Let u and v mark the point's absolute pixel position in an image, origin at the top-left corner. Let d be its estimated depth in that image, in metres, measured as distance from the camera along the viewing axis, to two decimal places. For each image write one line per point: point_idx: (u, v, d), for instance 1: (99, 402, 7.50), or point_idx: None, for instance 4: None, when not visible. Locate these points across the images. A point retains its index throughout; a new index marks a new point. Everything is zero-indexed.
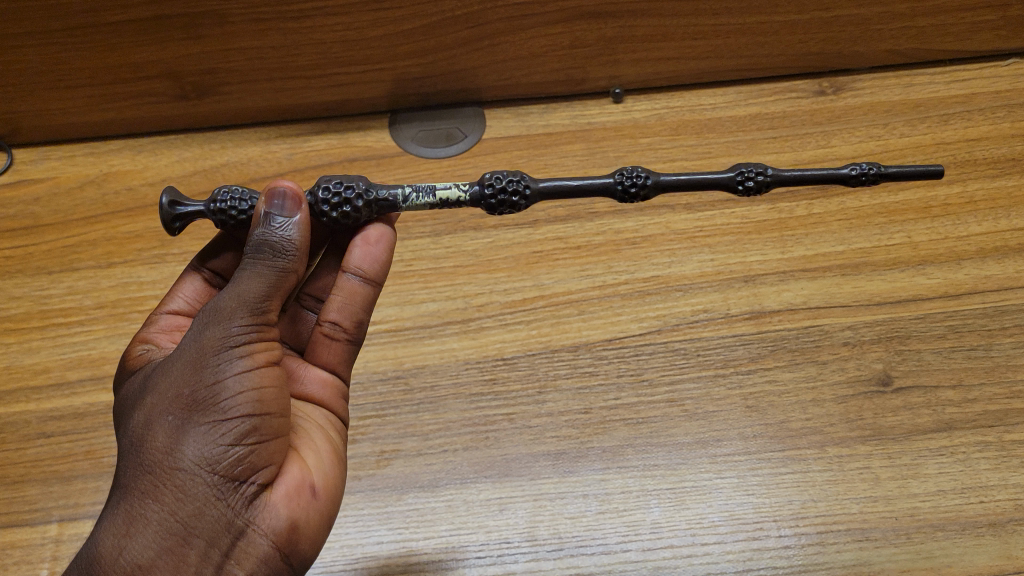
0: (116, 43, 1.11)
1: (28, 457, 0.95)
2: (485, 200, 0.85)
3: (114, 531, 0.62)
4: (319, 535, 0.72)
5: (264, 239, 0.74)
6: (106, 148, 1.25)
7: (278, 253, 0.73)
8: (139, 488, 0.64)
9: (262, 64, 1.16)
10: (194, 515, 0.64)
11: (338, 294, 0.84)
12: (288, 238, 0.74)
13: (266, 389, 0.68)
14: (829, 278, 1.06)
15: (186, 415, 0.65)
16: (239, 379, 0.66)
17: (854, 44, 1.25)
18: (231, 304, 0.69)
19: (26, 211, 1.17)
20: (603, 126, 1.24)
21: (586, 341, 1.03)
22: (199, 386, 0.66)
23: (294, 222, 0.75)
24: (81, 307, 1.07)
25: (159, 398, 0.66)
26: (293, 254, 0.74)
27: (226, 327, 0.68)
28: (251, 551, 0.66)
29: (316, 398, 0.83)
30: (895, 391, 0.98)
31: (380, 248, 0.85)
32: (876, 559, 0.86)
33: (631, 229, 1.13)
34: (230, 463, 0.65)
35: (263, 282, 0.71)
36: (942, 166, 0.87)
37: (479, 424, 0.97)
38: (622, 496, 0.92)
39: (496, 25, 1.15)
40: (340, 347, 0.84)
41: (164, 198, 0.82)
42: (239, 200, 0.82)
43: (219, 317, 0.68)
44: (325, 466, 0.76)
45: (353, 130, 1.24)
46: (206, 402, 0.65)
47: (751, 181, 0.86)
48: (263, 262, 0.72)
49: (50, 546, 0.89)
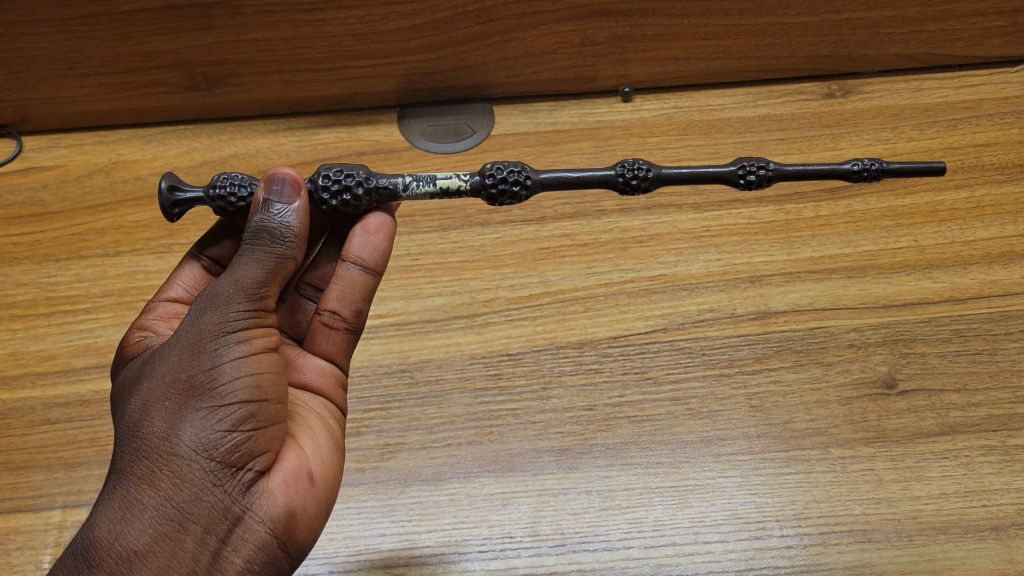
0: (128, 32, 1.12)
1: (33, 443, 0.95)
2: (485, 189, 0.85)
3: (110, 516, 0.61)
4: (316, 523, 0.72)
5: (263, 225, 0.74)
6: (115, 138, 1.25)
7: (276, 239, 0.74)
8: (135, 473, 0.63)
9: (273, 56, 1.16)
10: (191, 501, 0.63)
11: (338, 283, 0.83)
12: (287, 225, 0.74)
13: (263, 375, 0.68)
14: (836, 279, 1.07)
15: (183, 400, 0.65)
16: (237, 365, 0.67)
17: (864, 48, 1.25)
18: (230, 290, 0.69)
19: (34, 198, 1.18)
20: (612, 124, 1.24)
21: (591, 338, 1.03)
22: (197, 371, 0.66)
23: (293, 208, 0.76)
24: (88, 295, 1.07)
25: (156, 384, 0.66)
26: (291, 241, 0.74)
27: (224, 312, 0.68)
28: (247, 539, 0.66)
29: (314, 387, 0.83)
30: (899, 393, 0.98)
31: (381, 237, 0.85)
32: (879, 561, 0.86)
33: (639, 227, 1.13)
34: (227, 448, 0.65)
35: (261, 268, 0.71)
36: (944, 164, 0.87)
37: (482, 419, 0.97)
38: (625, 493, 0.92)
39: (507, 22, 1.15)
40: (339, 336, 0.84)
41: (164, 183, 0.82)
42: (238, 186, 0.82)
43: (218, 303, 0.68)
44: (322, 454, 0.76)
45: (361, 123, 1.25)
46: (203, 387, 0.65)
47: (753, 175, 0.86)
48: (262, 248, 0.73)
49: (54, 531, 0.89)
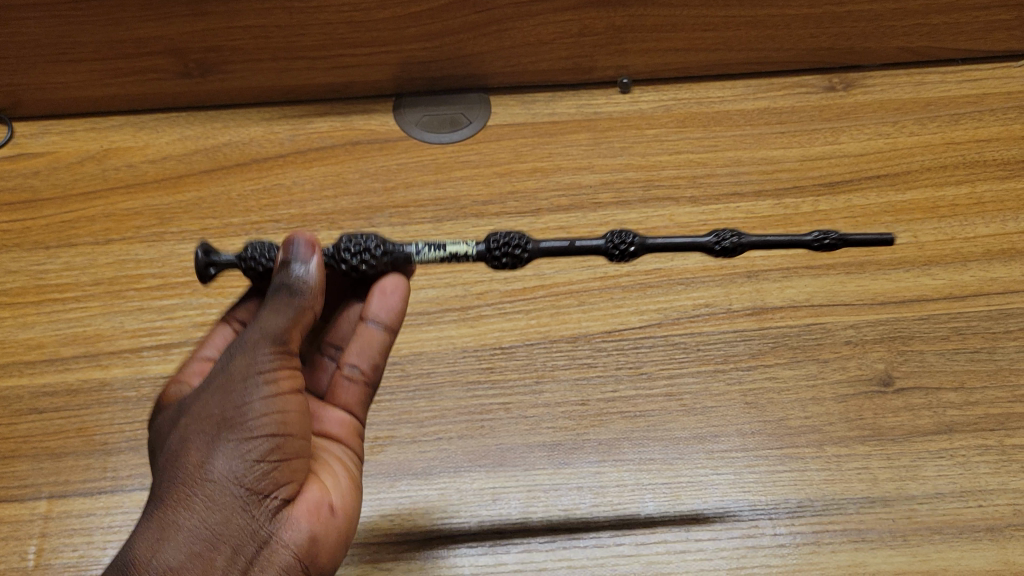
0: (120, 17, 1.10)
1: (20, 432, 0.94)
2: (491, 254, 0.86)
3: (146, 538, 0.61)
4: (339, 557, 0.71)
5: (285, 282, 0.73)
6: (107, 124, 1.23)
7: (298, 293, 0.73)
8: (170, 499, 0.63)
9: (267, 43, 1.15)
10: (222, 524, 0.63)
11: (357, 339, 0.82)
12: (308, 279, 0.74)
13: (291, 413, 0.68)
14: (833, 275, 1.06)
15: (216, 432, 0.65)
16: (266, 400, 0.66)
17: (866, 40, 1.23)
18: (258, 334, 0.69)
19: (25, 185, 1.16)
20: (609, 116, 1.22)
21: (585, 332, 1.02)
22: (229, 406, 0.66)
23: (313, 265, 0.75)
24: (78, 283, 1.06)
25: (192, 420, 0.66)
26: (312, 295, 0.74)
27: (254, 354, 0.68)
28: (275, 564, 0.64)
29: (335, 437, 0.80)
30: (896, 391, 0.97)
31: (396, 297, 0.83)
32: (872, 561, 0.85)
33: (635, 220, 1.11)
34: (257, 476, 0.65)
35: (286, 317, 0.71)
36: (894, 235, 0.85)
37: (474, 413, 0.96)
38: (617, 489, 0.90)
39: (504, 11, 1.14)
40: (359, 389, 0.81)
41: (198, 249, 0.82)
42: (266, 253, 0.82)
43: (247, 346, 0.68)
44: (346, 494, 0.75)
45: (357, 112, 1.23)
46: (236, 420, 0.65)
47: (725, 243, 0.86)
48: (283, 302, 0.72)
49: (39, 522, 0.88)
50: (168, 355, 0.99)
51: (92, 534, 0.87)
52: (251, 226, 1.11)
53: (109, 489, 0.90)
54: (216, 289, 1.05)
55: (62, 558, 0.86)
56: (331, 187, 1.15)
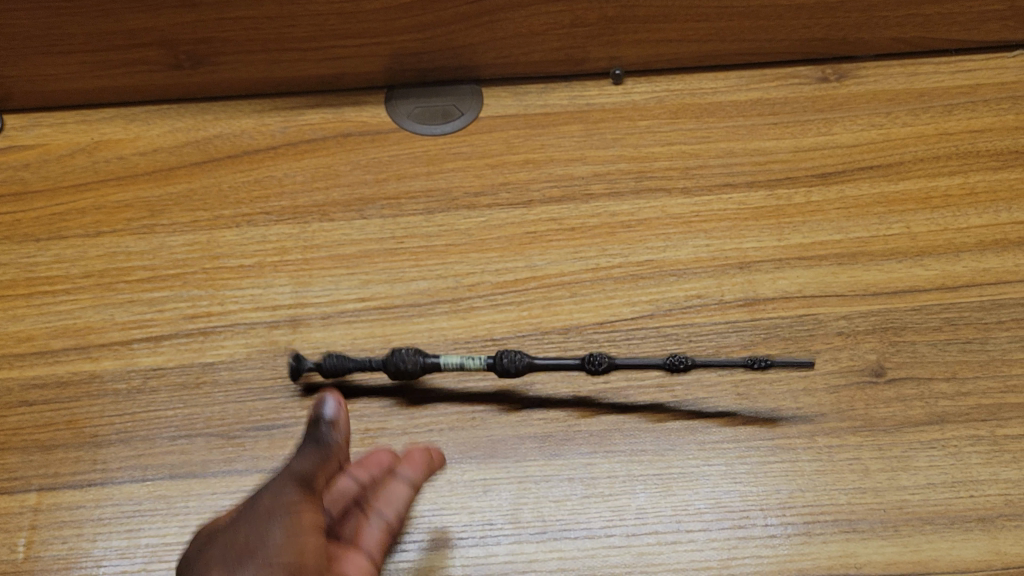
0: (110, 8, 1.10)
1: (9, 424, 0.94)
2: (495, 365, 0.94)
3: None
4: None
5: (314, 427, 0.67)
6: (97, 116, 1.22)
7: (326, 437, 0.66)
8: None
9: (258, 34, 1.14)
10: None
11: (383, 492, 0.79)
12: (340, 423, 0.67)
13: (312, 551, 0.63)
14: (826, 267, 1.06)
15: (234, 565, 0.63)
16: (283, 534, 0.63)
17: (859, 31, 1.23)
18: (288, 471, 0.65)
19: (15, 177, 1.16)
20: (602, 107, 1.22)
21: (577, 324, 1.01)
22: (248, 540, 0.63)
23: (342, 416, 0.67)
24: (68, 276, 1.06)
25: (216, 550, 0.64)
26: (343, 439, 0.67)
27: (279, 490, 0.64)
28: None
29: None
30: (888, 382, 0.96)
31: (427, 459, 0.84)
32: (862, 551, 0.85)
33: (628, 211, 1.11)
34: None
35: (313, 463, 0.65)
36: (809, 359, 0.95)
37: (466, 404, 0.96)
38: (608, 480, 0.90)
39: (496, 1, 1.14)
40: (382, 534, 0.76)
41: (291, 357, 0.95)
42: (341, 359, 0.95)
43: (275, 482, 0.65)
44: None
45: (348, 104, 1.23)
46: (251, 553, 0.62)
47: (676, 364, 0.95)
48: (310, 452, 0.66)
49: (28, 514, 0.88)
50: (158, 348, 0.99)
51: (82, 526, 0.87)
52: (242, 218, 1.11)
53: (99, 482, 0.90)
54: (206, 282, 1.05)
55: (52, 550, 0.86)
56: (322, 180, 1.14)
